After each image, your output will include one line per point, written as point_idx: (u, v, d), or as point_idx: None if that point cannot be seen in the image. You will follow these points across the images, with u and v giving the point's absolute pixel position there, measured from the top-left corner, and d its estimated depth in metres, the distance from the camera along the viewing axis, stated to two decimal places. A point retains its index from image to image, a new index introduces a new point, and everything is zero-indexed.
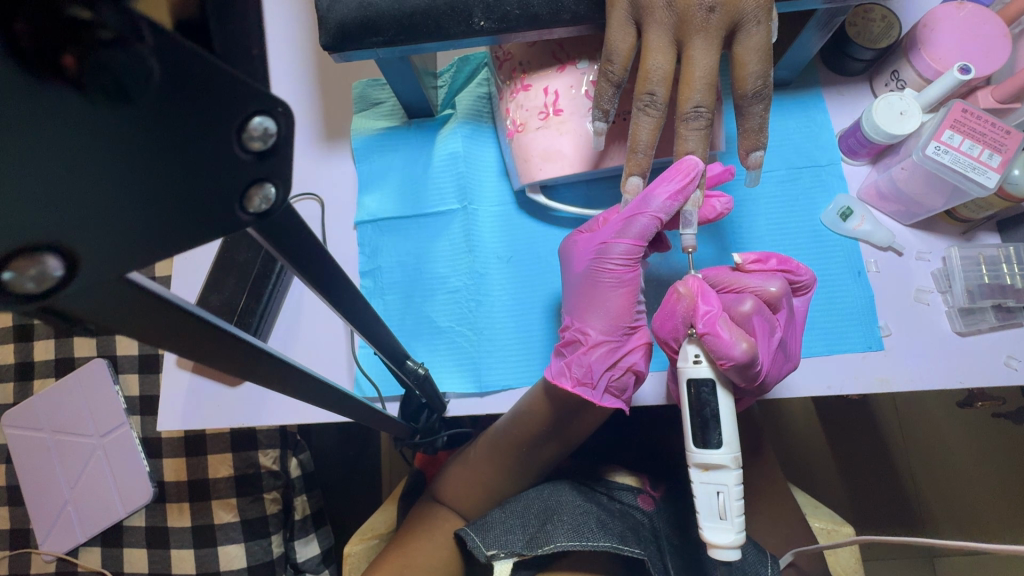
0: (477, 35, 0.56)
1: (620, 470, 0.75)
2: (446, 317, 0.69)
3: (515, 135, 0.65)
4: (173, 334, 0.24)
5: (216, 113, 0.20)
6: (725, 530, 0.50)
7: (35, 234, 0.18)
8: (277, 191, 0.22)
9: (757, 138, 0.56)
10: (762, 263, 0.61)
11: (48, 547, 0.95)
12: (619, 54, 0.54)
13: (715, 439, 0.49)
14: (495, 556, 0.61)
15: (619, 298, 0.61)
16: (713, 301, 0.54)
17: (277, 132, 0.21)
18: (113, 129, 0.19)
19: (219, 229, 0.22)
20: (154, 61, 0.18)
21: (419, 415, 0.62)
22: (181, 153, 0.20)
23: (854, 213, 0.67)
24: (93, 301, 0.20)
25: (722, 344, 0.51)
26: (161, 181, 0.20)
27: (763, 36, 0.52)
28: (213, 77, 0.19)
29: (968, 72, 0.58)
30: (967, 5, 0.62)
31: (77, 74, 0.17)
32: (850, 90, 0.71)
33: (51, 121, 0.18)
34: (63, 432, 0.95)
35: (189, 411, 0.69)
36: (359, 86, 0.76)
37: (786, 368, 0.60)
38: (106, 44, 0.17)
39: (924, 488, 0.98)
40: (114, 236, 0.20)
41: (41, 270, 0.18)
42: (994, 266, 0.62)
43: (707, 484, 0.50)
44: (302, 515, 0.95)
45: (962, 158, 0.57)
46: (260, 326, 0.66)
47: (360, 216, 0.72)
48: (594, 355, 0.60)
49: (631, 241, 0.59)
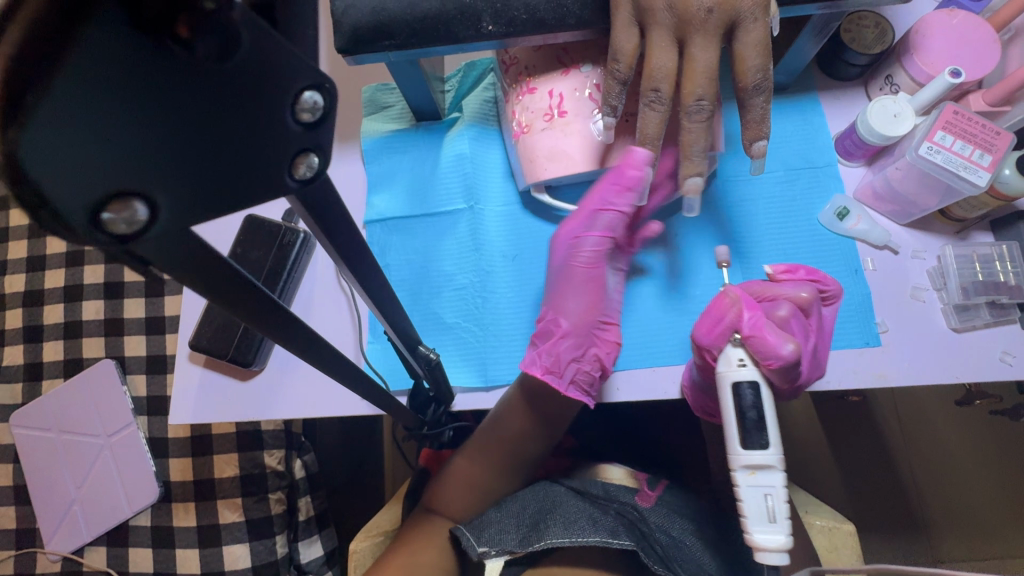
0: (486, 38, 0.58)
1: (616, 471, 0.75)
2: (453, 314, 0.70)
3: (521, 136, 0.67)
4: (225, 291, 0.25)
5: (280, 80, 0.21)
6: (775, 532, 0.49)
7: (125, 184, 0.19)
8: (319, 160, 0.24)
9: (761, 129, 0.57)
10: (791, 274, 0.65)
11: (54, 547, 0.96)
12: (624, 54, 0.56)
13: (762, 440, 0.50)
14: (488, 554, 0.62)
15: (588, 289, 0.67)
16: (757, 308, 0.57)
17: (324, 105, 0.23)
18: (200, 91, 0.19)
19: (270, 190, 0.23)
20: (242, 30, 0.19)
21: (427, 407, 0.62)
22: (247, 117, 0.21)
23: (851, 213, 0.69)
24: (166, 252, 0.21)
25: (768, 345, 0.53)
26: (228, 143, 0.21)
27: (762, 30, 0.54)
28: (279, 50, 0.20)
29: (958, 76, 0.60)
30: (958, 12, 0.64)
31: (183, 37, 0.17)
32: (846, 94, 0.73)
33: (148, 79, 0.18)
34: (70, 431, 0.96)
35: (200, 406, 0.71)
36: (369, 90, 0.78)
37: (818, 373, 0.62)
38: (207, 13, 0.17)
39: (924, 488, 0.99)
40: (187, 192, 0.20)
41: (131, 214, 0.19)
42: (988, 264, 0.64)
43: (755, 487, 0.50)
44: (307, 516, 0.97)
45: (953, 158, 0.58)
46: (283, 292, 0.68)
47: (369, 216, 0.74)
48: (562, 345, 0.66)
49: (596, 236, 0.66)
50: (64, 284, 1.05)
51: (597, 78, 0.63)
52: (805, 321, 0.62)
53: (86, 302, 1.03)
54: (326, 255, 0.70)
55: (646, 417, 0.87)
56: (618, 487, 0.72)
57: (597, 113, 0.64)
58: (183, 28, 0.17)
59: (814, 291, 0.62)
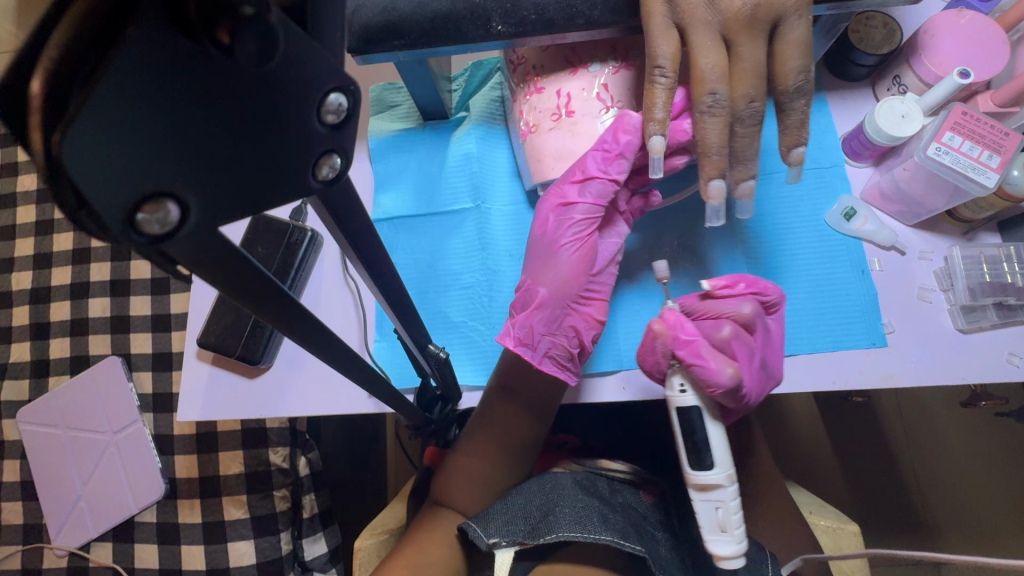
0: (494, 39, 0.58)
1: (619, 461, 0.74)
2: (460, 313, 0.71)
3: (528, 136, 0.67)
4: (248, 297, 0.25)
5: (310, 82, 0.21)
6: (728, 542, 0.55)
7: (161, 184, 0.19)
8: (341, 161, 0.24)
9: (799, 134, 0.58)
10: (730, 288, 0.63)
11: (60, 542, 0.97)
12: (666, 58, 0.55)
13: (710, 462, 0.55)
14: (497, 544, 0.62)
15: (573, 258, 0.64)
16: (692, 332, 0.57)
17: (348, 107, 0.23)
18: (233, 95, 0.19)
19: (295, 193, 0.23)
20: (281, 36, 0.19)
21: (434, 406, 0.63)
22: (276, 119, 0.21)
23: (858, 213, 0.69)
24: (194, 254, 0.21)
25: (710, 372, 0.55)
26: (255, 145, 0.21)
27: (805, 29, 0.55)
28: (308, 54, 0.21)
29: (968, 76, 0.60)
30: (967, 13, 0.64)
31: (221, 42, 0.18)
32: (854, 95, 0.73)
33: (183, 79, 0.18)
34: (77, 428, 0.97)
35: (208, 402, 0.71)
36: (376, 90, 0.79)
37: (773, 383, 0.63)
38: (246, 21, 0.17)
39: (928, 489, 0.99)
40: (215, 194, 0.21)
41: (163, 215, 0.19)
42: (996, 265, 0.64)
43: (707, 502, 0.55)
44: (311, 514, 0.94)
45: (961, 159, 0.58)
46: (294, 282, 0.68)
47: (377, 214, 0.75)
48: (537, 317, 0.63)
49: (590, 201, 0.63)
50: (70, 281, 1.05)
51: (605, 78, 0.63)
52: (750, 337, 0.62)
53: (92, 300, 1.04)
54: (334, 253, 0.71)
55: (653, 411, 0.85)
56: (622, 480, 0.71)
57: (604, 113, 0.64)
58: (222, 33, 0.17)
59: (757, 306, 0.61)
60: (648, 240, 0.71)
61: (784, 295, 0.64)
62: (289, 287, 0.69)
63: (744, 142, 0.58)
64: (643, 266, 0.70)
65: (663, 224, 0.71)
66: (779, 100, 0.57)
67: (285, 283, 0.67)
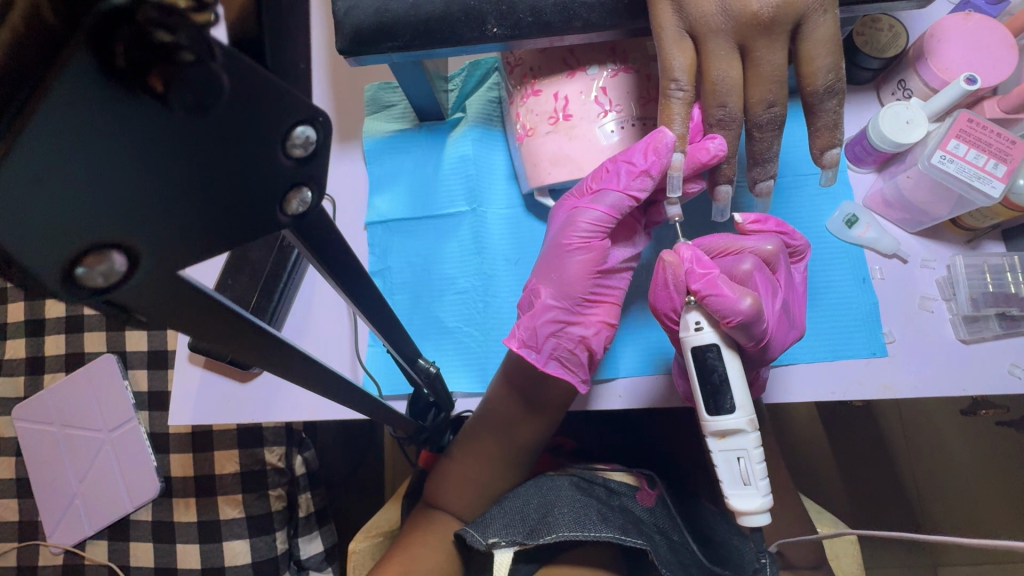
0: (490, 41, 0.57)
1: (616, 469, 0.70)
2: (455, 318, 0.70)
3: (525, 139, 0.66)
4: (213, 330, 0.25)
5: (268, 117, 0.20)
6: (752, 496, 0.50)
7: (106, 233, 0.18)
8: (312, 195, 0.24)
9: (832, 136, 0.57)
10: (761, 224, 0.62)
11: (56, 540, 0.97)
12: (681, 71, 0.54)
13: (728, 405, 0.49)
14: (496, 545, 0.61)
15: (581, 264, 0.61)
16: (709, 265, 0.54)
17: (316, 139, 0.22)
18: (176, 141, 0.19)
19: (262, 230, 0.23)
20: (224, 75, 0.18)
21: (427, 413, 0.62)
22: (233, 159, 0.20)
23: (860, 221, 0.68)
24: (154, 300, 0.21)
25: (725, 301, 0.50)
26: (211, 186, 0.20)
27: (830, 26, 0.53)
28: (262, 89, 0.20)
29: (975, 83, 0.59)
30: (974, 16, 0.62)
31: (155, 90, 0.17)
32: (858, 98, 0.71)
33: (124, 128, 0.18)
34: (71, 426, 0.96)
35: (201, 406, 0.70)
36: (371, 89, 0.77)
37: (790, 338, 0.60)
38: (186, 65, 0.17)
39: (926, 494, 0.98)
40: (170, 237, 0.20)
41: (108, 266, 0.19)
42: (999, 275, 0.63)
43: (726, 452, 0.50)
44: (307, 513, 0.96)
45: (967, 167, 0.57)
46: (274, 318, 0.67)
47: (370, 216, 0.73)
48: (539, 319, 0.62)
49: (602, 210, 0.60)
50: None
51: (603, 81, 0.62)
52: (772, 277, 0.60)
53: None
54: None
55: (649, 418, 0.84)
56: (620, 485, 0.68)
57: (603, 117, 0.63)
58: (155, 80, 0.17)
59: (780, 244, 0.60)
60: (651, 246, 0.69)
61: (809, 245, 0.64)
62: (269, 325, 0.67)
63: (762, 147, 0.58)
64: (643, 272, 0.69)
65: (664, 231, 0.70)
66: (808, 101, 0.56)
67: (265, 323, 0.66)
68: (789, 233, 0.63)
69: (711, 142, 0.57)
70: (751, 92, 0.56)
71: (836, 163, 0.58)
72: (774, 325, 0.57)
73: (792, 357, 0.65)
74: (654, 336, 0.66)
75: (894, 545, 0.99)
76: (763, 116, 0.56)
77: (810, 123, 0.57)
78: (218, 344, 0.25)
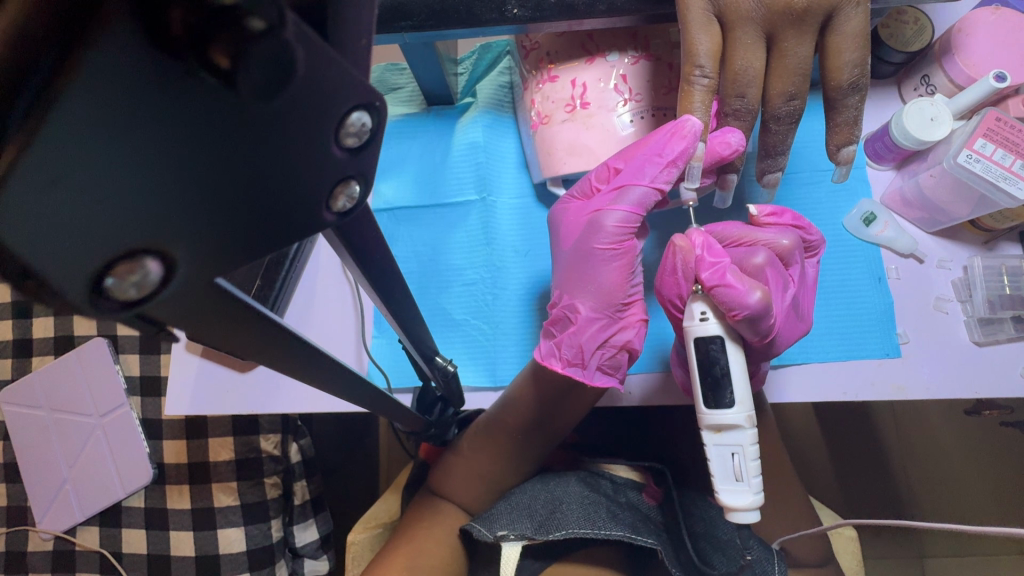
0: (508, 23, 0.55)
1: (621, 464, 0.72)
2: (461, 310, 0.68)
3: (539, 127, 0.63)
4: (238, 331, 0.23)
5: (325, 102, 0.18)
6: (742, 492, 0.49)
7: (140, 237, 0.16)
8: (360, 188, 0.22)
9: (850, 132, 0.55)
10: (776, 217, 0.60)
11: (46, 525, 0.95)
12: (705, 58, 0.52)
13: (727, 399, 0.48)
14: (504, 537, 0.59)
15: (615, 272, 0.58)
16: (720, 254, 0.52)
17: (371, 126, 0.20)
18: (222, 129, 0.16)
19: (305, 228, 0.21)
20: (296, 48, 0.16)
21: (434, 408, 0.60)
22: (282, 153, 0.18)
23: (878, 218, 0.66)
24: (179, 308, 0.19)
25: (733, 294, 0.48)
26: (253, 182, 0.18)
27: (861, 20, 0.51)
28: (325, 72, 0.17)
29: (1004, 80, 0.57)
30: (1002, 11, 0.61)
31: (218, 67, 0.15)
32: (879, 93, 0.69)
33: (170, 124, 0.16)
34: (62, 410, 0.93)
35: (197, 396, 0.68)
36: (378, 71, 0.76)
37: (798, 331, 0.59)
38: (257, 37, 0.15)
39: (920, 491, 0.99)
40: (207, 242, 0.18)
41: (142, 275, 0.17)
42: (1017, 277, 0.62)
43: (721, 447, 0.49)
44: (302, 501, 0.94)
45: (993, 167, 0.56)
46: (277, 302, 0.64)
47: (376, 204, 0.72)
48: (584, 335, 0.58)
49: (628, 209, 0.57)
50: None
51: (623, 68, 0.60)
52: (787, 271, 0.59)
53: None
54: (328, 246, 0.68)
55: (654, 414, 0.83)
56: (625, 481, 0.70)
57: (621, 107, 0.61)
58: (220, 55, 0.15)
59: (797, 239, 0.58)
60: (661, 240, 0.67)
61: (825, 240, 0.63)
62: (272, 310, 0.64)
63: (779, 139, 0.56)
64: (655, 265, 0.67)
65: (674, 225, 0.68)
66: (832, 97, 0.54)
67: (268, 306, 0.63)
68: (806, 228, 0.61)
69: (731, 137, 0.55)
70: (773, 83, 0.54)
71: (851, 160, 0.56)
72: (780, 322, 0.55)
73: (804, 356, 0.64)
74: (661, 330, 0.65)
75: (888, 540, 1.00)
76: (781, 108, 0.54)
77: (828, 119, 0.55)
78: (233, 346, 0.24)
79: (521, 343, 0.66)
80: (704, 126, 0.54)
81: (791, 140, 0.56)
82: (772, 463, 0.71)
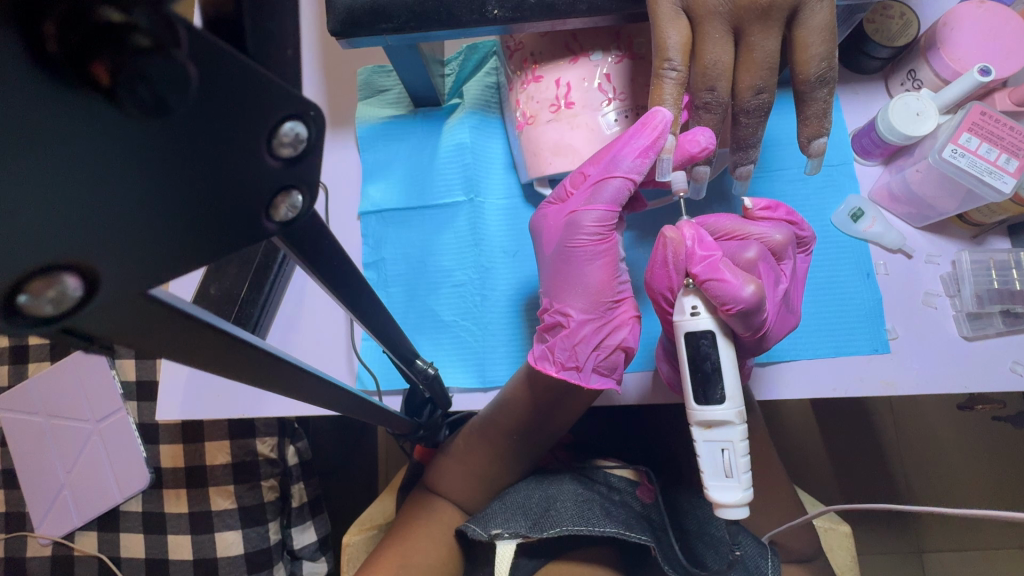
0: (490, 24, 0.55)
1: (615, 461, 0.72)
2: (451, 313, 0.68)
3: (525, 127, 0.64)
4: (190, 347, 0.23)
5: (248, 114, 0.18)
6: (730, 488, 0.49)
7: (57, 251, 0.17)
8: (304, 199, 0.21)
9: (819, 124, 0.55)
10: (771, 211, 0.60)
11: (45, 530, 0.95)
12: (676, 50, 0.52)
13: (718, 395, 0.48)
14: (499, 536, 0.59)
15: (599, 270, 0.58)
16: (712, 246, 0.52)
17: (308, 137, 0.20)
18: (138, 145, 0.17)
19: (246, 241, 0.21)
20: (192, 67, 0.16)
21: (422, 410, 0.61)
22: (205, 164, 0.19)
23: (866, 214, 0.67)
24: (111, 321, 0.19)
25: (728, 288, 0.48)
26: (180, 193, 0.19)
27: (827, 13, 0.51)
28: (243, 83, 0.18)
29: (988, 74, 0.57)
30: (987, 4, 0.60)
31: (101, 83, 0.15)
32: (865, 89, 0.70)
33: (82, 140, 0.16)
34: (59, 415, 0.94)
35: (188, 401, 0.69)
36: (364, 73, 0.74)
37: (789, 323, 0.59)
38: (144, 52, 0.15)
39: (917, 485, 0.99)
40: (133, 256, 0.18)
41: (60, 291, 0.17)
42: (1005, 271, 0.62)
43: (711, 442, 0.49)
44: (300, 503, 0.94)
45: (978, 162, 0.56)
46: (262, 316, 0.64)
47: (364, 207, 0.71)
48: (577, 337, 0.58)
49: (604, 207, 0.57)
50: None
51: (607, 67, 0.60)
52: (777, 266, 0.58)
53: None
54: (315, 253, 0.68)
55: (648, 413, 0.81)
56: (621, 480, 0.69)
57: (606, 106, 0.61)
58: (99, 70, 0.15)
59: (790, 235, 0.58)
60: (645, 239, 0.67)
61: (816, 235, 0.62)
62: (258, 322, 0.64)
63: (748, 132, 0.56)
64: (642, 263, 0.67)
65: (660, 223, 0.68)
66: (800, 90, 0.54)
67: (253, 320, 0.63)
68: (799, 224, 0.61)
69: (701, 135, 0.55)
70: (741, 75, 0.53)
71: (822, 151, 0.56)
72: (774, 316, 0.55)
73: (793, 353, 0.64)
74: (648, 329, 0.65)
75: (887, 537, 0.99)
76: (751, 101, 0.54)
77: (799, 111, 0.55)
78: (191, 364, 0.24)
79: (512, 344, 0.67)
80: (675, 118, 0.54)
81: (762, 133, 0.56)
82: (764, 458, 0.71)
